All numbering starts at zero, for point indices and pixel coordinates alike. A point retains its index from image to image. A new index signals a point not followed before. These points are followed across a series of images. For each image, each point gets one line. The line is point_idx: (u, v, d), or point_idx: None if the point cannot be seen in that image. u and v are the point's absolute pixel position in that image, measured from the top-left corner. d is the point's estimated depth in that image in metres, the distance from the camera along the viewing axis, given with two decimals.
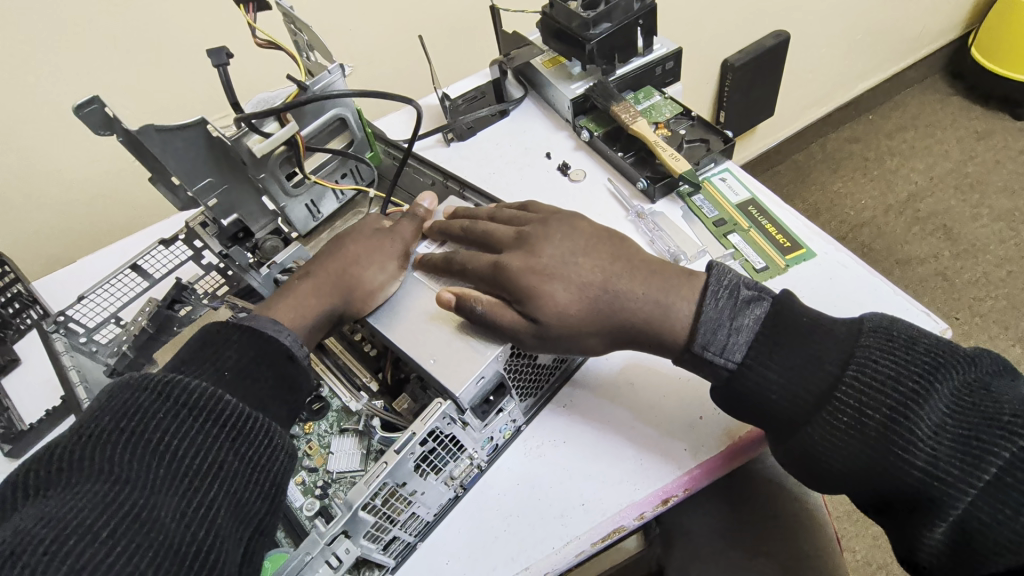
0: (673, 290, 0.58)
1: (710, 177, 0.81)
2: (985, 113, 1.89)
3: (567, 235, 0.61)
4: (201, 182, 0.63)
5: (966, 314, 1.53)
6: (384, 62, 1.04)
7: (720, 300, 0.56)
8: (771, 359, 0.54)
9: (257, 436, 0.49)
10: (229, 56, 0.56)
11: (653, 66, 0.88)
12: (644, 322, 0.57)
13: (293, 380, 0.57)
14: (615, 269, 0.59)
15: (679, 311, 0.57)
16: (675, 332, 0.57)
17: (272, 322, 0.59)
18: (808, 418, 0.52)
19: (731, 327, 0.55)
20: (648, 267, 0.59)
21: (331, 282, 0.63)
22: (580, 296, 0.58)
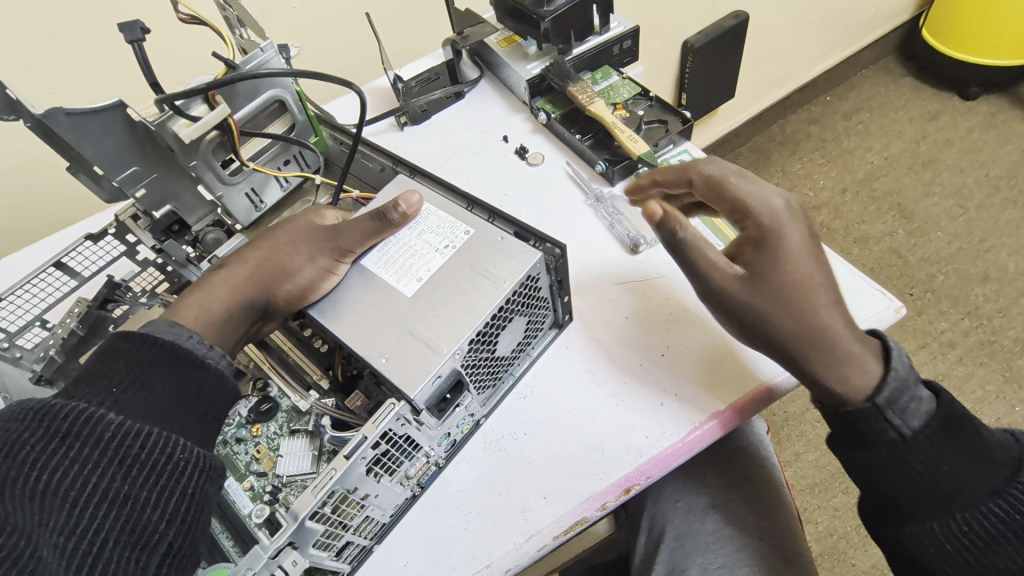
0: (864, 348, 0.54)
1: (669, 159, 0.78)
2: (935, 93, 1.95)
3: (791, 220, 0.57)
4: (125, 172, 0.58)
5: (920, 290, 1.58)
6: (331, 43, 0.99)
7: (903, 363, 0.54)
8: (945, 448, 0.51)
9: (149, 454, 0.45)
10: (145, 31, 0.51)
11: (609, 45, 0.86)
12: (802, 327, 0.54)
13: (197, 384, 0.50)
14: (822, 278, 0.56)
15: (866, 368, 0.54)
16: (853, 349, 0.54)
17: (169, 324, 0.52)
18: (961, 504, 0.51)
19: (916, 393, 0.53)
20: (842, 307, 0.56)
21: (248, 272, 0.57)
22: (809, 271, 0.56)
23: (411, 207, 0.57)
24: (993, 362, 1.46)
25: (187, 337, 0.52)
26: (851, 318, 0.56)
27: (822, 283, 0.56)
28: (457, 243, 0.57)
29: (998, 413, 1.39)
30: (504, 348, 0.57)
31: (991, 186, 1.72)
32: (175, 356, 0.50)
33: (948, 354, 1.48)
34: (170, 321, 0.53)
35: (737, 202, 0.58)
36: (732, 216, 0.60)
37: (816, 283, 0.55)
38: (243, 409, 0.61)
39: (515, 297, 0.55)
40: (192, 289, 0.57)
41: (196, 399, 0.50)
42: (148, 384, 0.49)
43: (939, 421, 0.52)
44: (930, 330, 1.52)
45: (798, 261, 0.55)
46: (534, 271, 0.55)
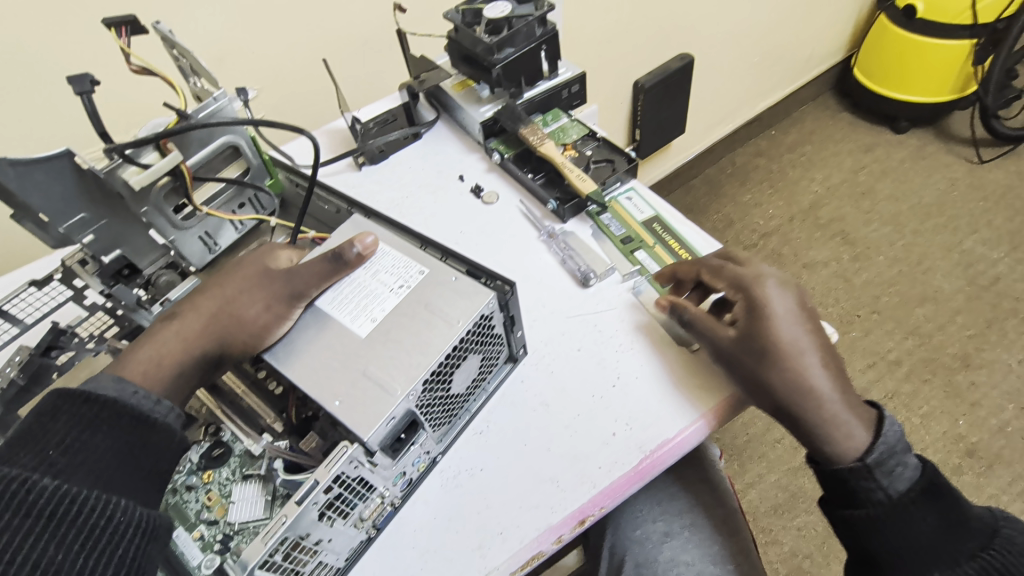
0: (855, 412, 0.57)
1: (616, 196, 0.82)
2: (869, 127, 2.09)
3: (784, 292, 0.61)
4: (73, 219, 0.58)
5: (866, 311, 1.67)
6: (289, 85, 1.01)
7: (893, 431, 0.57)
8: (925, 510, 0.55)
9: (86, 518, 0.44)
10: (95, 83, 0.52)
11: (558, 90, 0.91)
12: (795, 390, 0.57)
13: (142, 440, 0.49)
14: (815, 345, 0.59)
15: (857, 431, 0.57)
16: (844, 421, 0.57)
17: (114, 380, 0.51)
18: (939, 564, 0.54)
19: (902, 458, 0.57)
20: (837, 373, 0.59)
21: (201, 322, 0.56)
22: (805, 342, 0.58)
23: (367, 247, 0.58)
24: (935, 379, 1.53)
25: (132, 393, 0.50)
26: (848, 387, 0.59)
27: (814, 349, 0.58)
28: (411, 283, 0.58)
29: (943, 428, 1.46)
30: (458, 386, 0.58)
31: (923, 213, 1.85)
32: (120, 416, 0.49)
33: (895, 372, 1.55)
34: (116, 377, 0.51)
35: (732, 279, 0.63)
36: (732, 287, 0.63)
37: (808, 350, 0.58)
38: (194, 455, 0.60)
39: (470, 336, 0.56)
40: (141, 342, 0.55)
41: (141, 456, 0.49)
42: (87, 445, 0.47)
43: (923, 487, 0.56)
44: (877, 350, 1.59)
45: (788, 329, 0.58)
46: (487, 309, 0.56)
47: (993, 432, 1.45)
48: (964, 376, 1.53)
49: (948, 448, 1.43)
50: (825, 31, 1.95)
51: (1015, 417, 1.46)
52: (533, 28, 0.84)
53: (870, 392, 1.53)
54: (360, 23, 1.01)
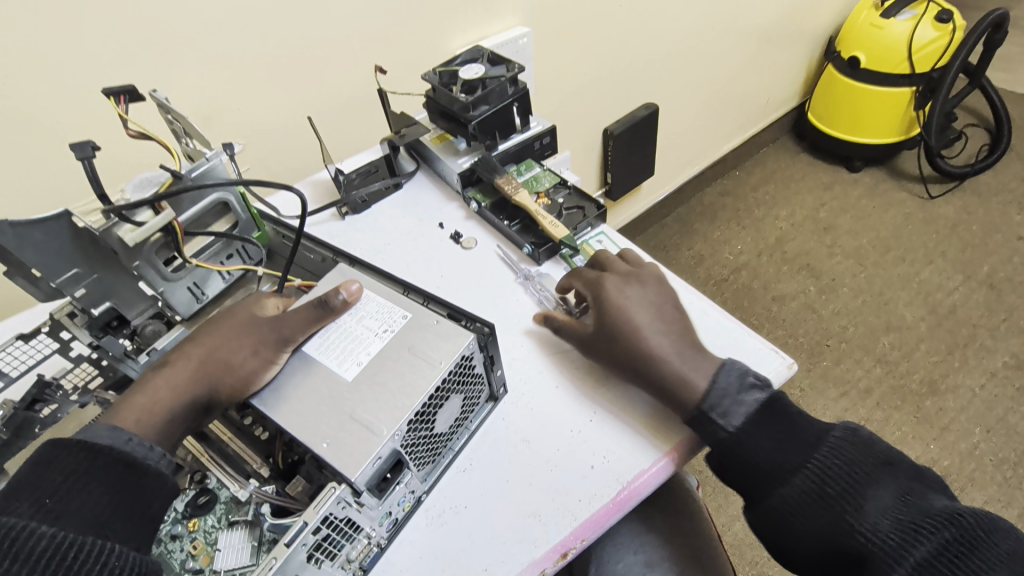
0: (695, 366, 0.65)
1: (587, 240, 0.87)
2: (826, 167, 2.23)
3: (623, 285, 0.72)
4: (65, 274, 0.61)
5: (835, 341, 1.73)
6: (275, 139, 1.07)
7: (729, 377, 0.65)
8: (761, 431, 0.63)
9: (80, 566, 0.44)
10: (96, 149, 0.55)
11: (531, 141, 0.97)
12: (637, 356, 0.66)
13: (133, 488, 0.49)
14: (652, 320, 0.69)
15: (698, 381, 0.64)
16: (682, 375, 0.64)
17: (109, 428, 0.52)
18: (783, 482, 0.61)
19: (737, 398, 0.64)
20: (678, 338, 0.68)
21: (191, 369, 0.58)
22: (636, 318, 0.69)
23: (352, 294, 0.62)
24: (905, 405, 1.59)
25: (126, 440, 0.51)
26: (687, 347, 0.67)
27: (651, 323, 0.69)
28: (395, 327, 0.61)
29: (916, 453, 1.50)
30: (441, 425, 0.60)
31: (882, 246, 1.95)
32: (114, 463, 0.49)
33: (866, 399, 1.61)
34: (110, 426, 0.52)
35: (585, 282, 0.76)
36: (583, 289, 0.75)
37: (644, 324, 0.68)
38: (179, 505, 0.60)
39: (452, 377, 0.59)
40: (132, 391, 0.56)
41: (132, 503, 0.49)
42: (81, 493, 0.48)
43: (758, 416, 0.63)
44: (848, 378, 1.65)
45: (626, 310, 0.70)
46: (467, 350, 0.59)
47: (963, 456, 1.49)
48: (931, 402, 1.59)
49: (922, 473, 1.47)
50: (779, 80, 2.10)
51: (983, 440, 1.51)
52: (505, 87, 0.91)
53: (845, 420, 1.57)
54: (344, 82, 1.08)
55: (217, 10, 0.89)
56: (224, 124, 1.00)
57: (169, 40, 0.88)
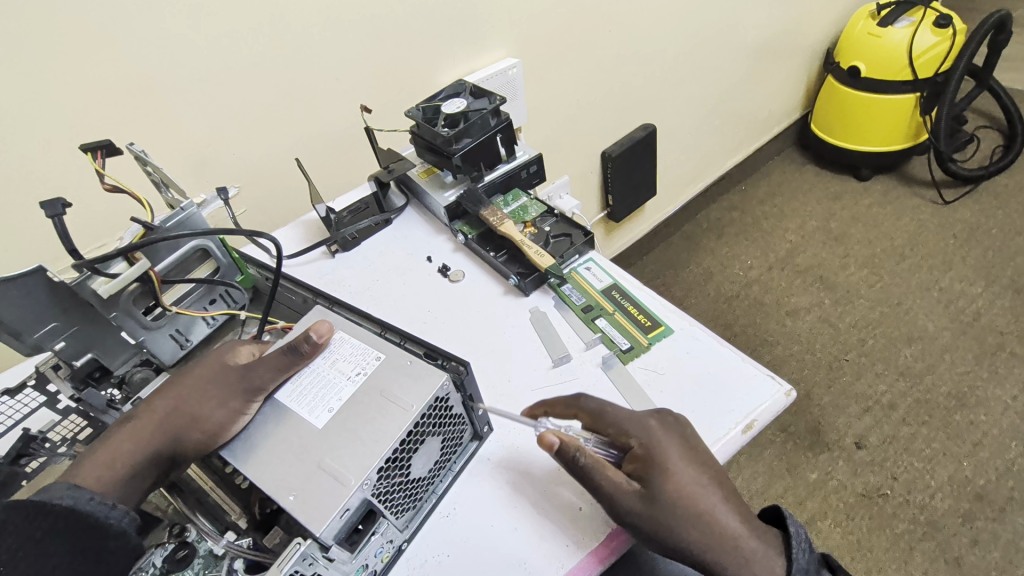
0: (764, 540, 0.58)
1: (576, 268, 0.85)
2: (835, 177, 2.18)
3: (670, 433, 0.60)
4: (44, 328, 0.60)
5: (854, 354, 1.66)
6: (270, 179, 1.08)
7: (804, 551, 0.59)
8: None
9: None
10: (66, 206, 0.56)
11: (517, 170, 0.97)
12: (708, 538, 0.56)
13: (98, 549, 0.49)
14: (712, 480, 0.59)
15: (771, 559, 0.57)
16: (747, 552, 0.56)
17: (70, 488, 0.52)
18: None
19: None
20: (734, 500, 0.59)
21: (156, 423, 0.58)
22: (692, 480, 0.57)
23: (322, 335, 0.61)
24: (933, 421, 1.50)
25: (88, 499, 0.51)
26: (743, 508, 0.59)
27: (713, 486, 0.58)
28: (367, 369, 0.60)
29: (948, 472, 1.42)
30: (419, 469, 0.59)
31: (897, 254, 1.89)
32: (76, 525, 0.49)
33: (891, 415, 1.53)
34: (71, 485, 0.52)
35: (614, 424, 0.61)
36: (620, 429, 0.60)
37: (708, 489, 0.58)
38: (156, 559, 0.56)
39: (425, 420, 0.58)
40: (95, 448, 0.56)
41: (95, 565, 0.49)
42: (42, 559, 0.46)
43: None
44: (870, 393, 1.58)
45: (687, 472, 0.58)
46: (441, 391, 0.58)
47: (1000, 473, 1.40)
48: (961, 416, 1.51)
49: (955, 493, 1.38)
50: (780, 93, 2.08)
51: (1021, 456, 1.42)
52: (488, 119, 0.91)
53: (869, 438, 1.50)
54: (334, 120, 1.09)
55: (209, 60, 0.91)
56: (219, 168, 1.02)
57: (164, 92, 0.90)
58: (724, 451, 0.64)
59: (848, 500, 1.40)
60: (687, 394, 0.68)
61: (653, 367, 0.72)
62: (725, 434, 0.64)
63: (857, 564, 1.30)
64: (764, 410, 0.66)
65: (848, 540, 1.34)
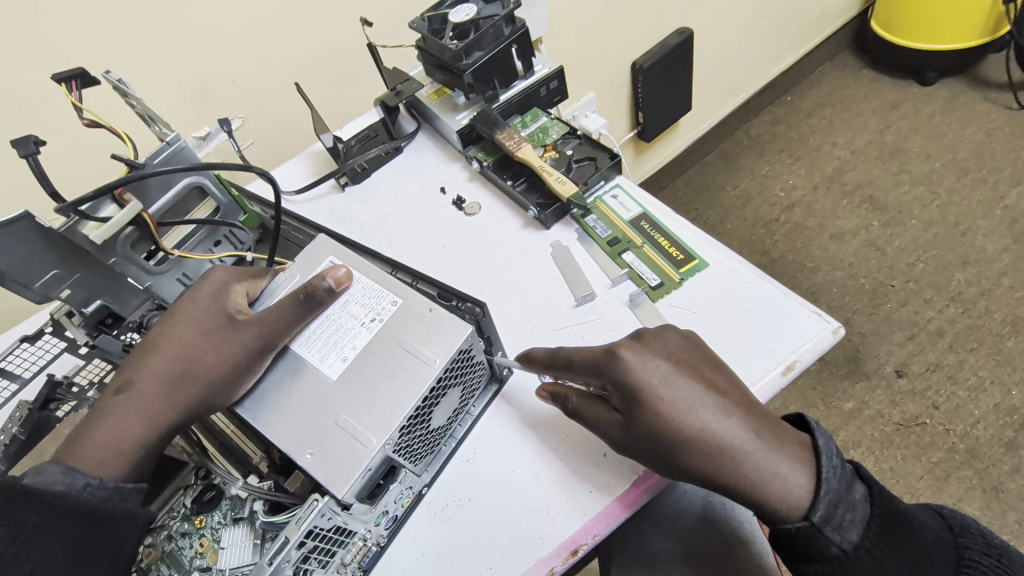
0: (782, 453, 0.51)
1: (601, 196, 0.78)
2: (895, 82, 1.95)
3: (646, 355, 0.54)
4: (45, 277, 0.58)
5: (901, 280, 1.56)
6: (274, 109, 1.01)
7: (835, 467, 0.51)
8: (887, 545, 0.49)
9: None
10: (39, 144, 0.51)
11: (536, 88, 0.87)
12: (712, 464, 0.51)
13: (97, 535, 0.49)
14: (704, 394, 0.52)
15: (792, 472, 0.50)
16: (763, 475, 0.50)
17: (62, 470, 0.51)
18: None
19: (849, 502, 0.50)
20: (742, 416, 0.52)
21: (161, 385, 0.55)
22: (678, 404, 0.51)
23: (339, 280, 0.56)
24: (983, 347, 1.42)
25: (82, 486, 0.50)
26: (754, 422, 0.52)
27: (705, 401, 0.52)
28: (384, 316, 0.57)
29: (995, 401, 1.35)
30: (440, 419, 0.57)
31: (959, 168, 1.71)
32: (73, 510, 0.48)
33: (937, 342, 1.45)
34: (65, 468, 0.51)
35: (586, 363, 0.56)
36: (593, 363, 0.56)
37: (697, 408, 0.51)
38: (186, 501, 0.58)
39: (449, 373, 0.55)
40: (98, 419, 0.54)
41: (95, 551, 0.48)
42: (35, 554, 0.46)
43: (874, 522, 0.49)
44: (916, 320, 1.49)
45: (668, 394, 0.52)
46: (467, 344, 0.55)
47: None
48: (1014, 342, 1.41)
49: (1001, 422, 1.32)
50: None
51: None
52: (500, 28, 0.81)
53: (911, 366, 1.43)
54: (335, 38, 0.99)
55: None
56: (217, 99, 0.95)
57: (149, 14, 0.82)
58: (763, 393, 0.59)
59: (885, 430, 1.36)
60: (722, 333, 0.63)
61: (684, 304, 0.66)
62: (764, 375, 0.59)
63: None
64: (808, 350, 0.60)
65: (881, 468, 1.32)
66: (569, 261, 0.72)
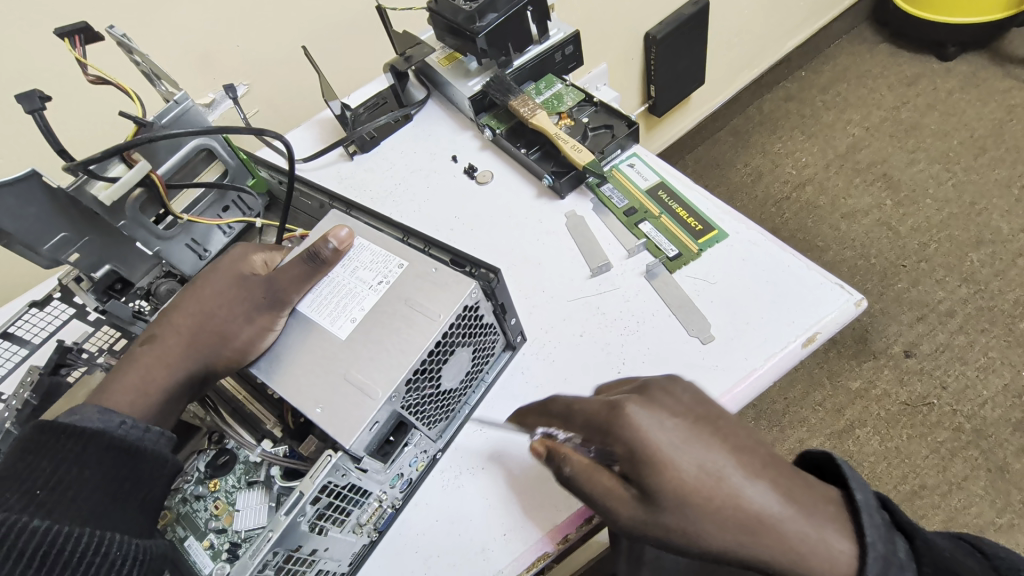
0: (819, 518, 0.40)
1: (617, 164, 0.76)
2: (913, 57, 1.90)
3: (655, 409, 0.43)
4: (53, 240, 0.57)
5: (913, 260, 1.54)
6: (279, 75, 0.98)
7: (879, 524, 0.41)
8: None
9: (80, 558, 0.43)
10: (45, 99, 0.50)
11: (551, 53, 0.84)
12: (743, 542, 0.40)
13: (132, 471, 0.49)
14: (730, 456, 0.41)
15: (834, 540, 0.40)
16: (804, 553, 0.39)
17: (100, 412, 0.51)
18: None
19: (908, 567, 0.39)
20: (771, 479, 0.41)
21: (183, 343, 0.57)
22: (700, 468, 0.40)
23: (342, 242, 0.56)
24: (994, 328, 1.41)
25: (119, 423, 0.51)
26: (784, 482, 0.41)
27: (731, 464, 0.41)
28: (390, 278, 0.56)
29: (1004, 381, 1.34)
30: (451, 381, 0.56)
31: (976, 147, 1.68)
32: (110, 446, 0.49)
33: (947, 323, 1.43)
34: (101, 408, 0.52)
35: (582, 419, 0.46)
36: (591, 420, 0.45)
37: (720, 471, 0.41)
38: (200, 464, 0.58)
39: (454, 329, 0.54)
40: (124, 370, 0.55)
41: (131, 487, 0.48)
42: (75, 483, 0.46)
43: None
44: (926, 301, 1.47)
45: (686, 457, 0.41)
46: (470, 299, 0.54)
47: None
48: None
49: (1009, 402, 1.32)
50: None
51: None
52: None
53: (920, 346, 1.42)
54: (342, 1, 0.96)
55: None
56: (223, 62, 0.92)
57: None
58: (782, 365, 0.58)
59: (892, 409, 1.35)
60: (742, 305, 0.62)
61: (702, 276, 0.65)
62: (784, 346, 0.58)
63: (893, 470, 1.29)
64: (829, 322, 0.59)
65: (886, 446, 1.32)
66: (584, 232, 0.71)
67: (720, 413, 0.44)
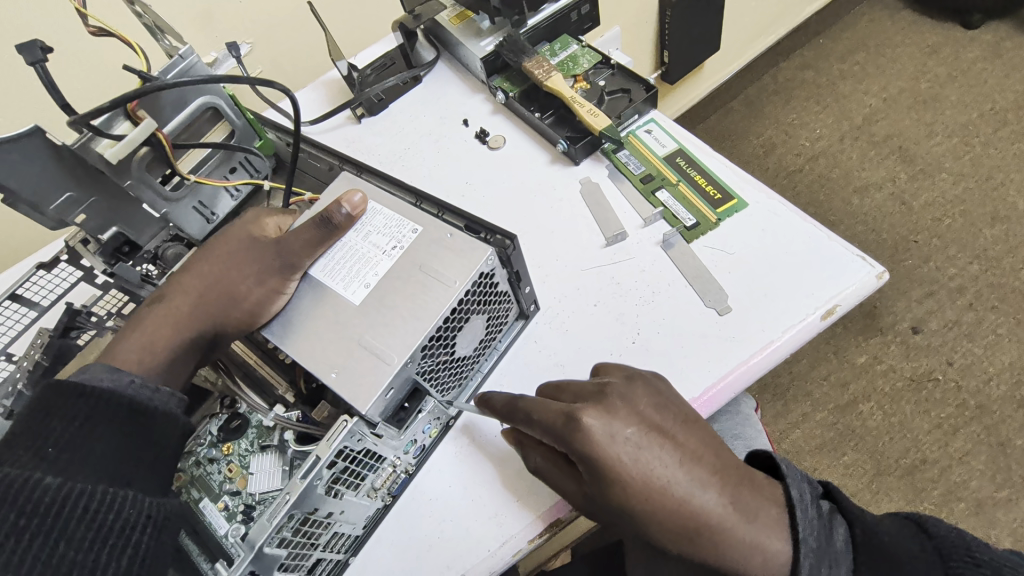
0: (757, 516, 0.45)
1: (634, 130, 0.74)
2: (936, 25, 1.84)
3: (613, 423, 0.46)
4: (60, 198, 0.55)
5: (925, 235, 1.51)
6: (282, 33, 0.95)
7: (811, 519, 0.45)
8: None
9: (92, 512, 0.43)
10: (46, 50, 0.49)
11: (566, 13, 0.81)
12: (687, 538, 0.45)
13: (141, 431, 0.49)
14: (679, 467, 0.45)
15: (769, 537, 0.44)
16: (742, 549, 0.44)
17: (108, 370, 0.51)
18: None
19: (832, 554, 0.44)
20: (716, 483, 0.45)
21: (191, 303, 0.56)
22: (650, 478, 0.44)
23: (355, 207, 0.55)
24: (1004, 305, 1.40)
25: (128, 382, 0.51)
26: (727, 485, 0.46)
27: (679, 475, 0.45)
28: (404, 243, 0.54)
29: (1010, 358, 1.34)
30: (465, 348, 0.56)
31: (997, 120, 1.63)
32: (119, 406, 0.49)
33: (957, 300, 1.42)
34: (109, 366, 0.51)
35: (546, 431, 0.48)
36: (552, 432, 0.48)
37: (669, 481, 0.44)
38: (213, 428, 0.59)
39: (470, 297, 0.53)
40: (133, 327, 0.55)
41: (140, 448, 0.48)
42: (87, 442, 0.47)
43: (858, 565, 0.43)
44: (937, 277, 1.45)
45: (638, 469, 0.45)
46: (487, 265, 0.53)
47: None
48: None
49: (1014, 380, 1.32)
50: None
51: None
52: None
53: (928, 323, 1.41)
54: None
55: None
56: (224, 20, 0.89)
57: None
58: (798, 339, 0.58)
59: (896, 385, 1.36)
60: (760, 276, 0.61)
61: (721, 246, 0.64)
62: (802, 320, 0.58)
63: (895, 445, 1.30)
64: (849, 295, 0.58)
65: (889, 422, 1.32)
66: (598, 200, 0.69)
67: (673, 425, 0.48)
